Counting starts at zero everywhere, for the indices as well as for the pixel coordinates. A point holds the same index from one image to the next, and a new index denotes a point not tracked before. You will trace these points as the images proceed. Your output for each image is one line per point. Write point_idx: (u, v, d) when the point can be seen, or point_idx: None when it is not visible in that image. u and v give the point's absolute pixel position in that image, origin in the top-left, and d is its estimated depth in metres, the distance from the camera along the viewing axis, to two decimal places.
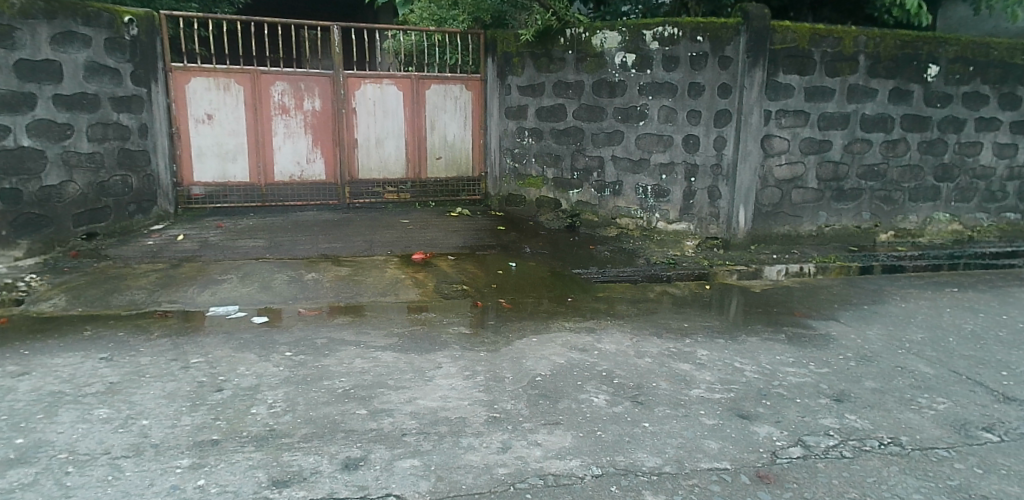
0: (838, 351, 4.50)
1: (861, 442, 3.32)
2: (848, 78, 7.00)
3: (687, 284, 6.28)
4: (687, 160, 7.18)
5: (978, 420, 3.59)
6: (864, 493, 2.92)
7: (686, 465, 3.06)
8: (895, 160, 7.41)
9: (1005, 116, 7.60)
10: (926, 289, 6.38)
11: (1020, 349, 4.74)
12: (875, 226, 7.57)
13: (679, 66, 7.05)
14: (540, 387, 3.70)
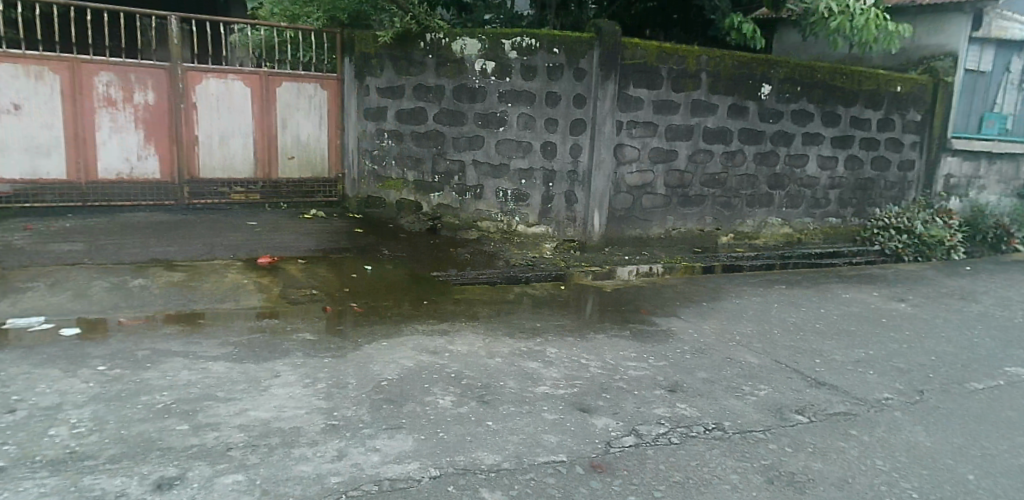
0: (676, 345, 4.75)
1: (688, 428, 3.50)
2: (691, 93, 7.47)
3: (543, 285, 6.39)
4: (545, 166, 7.22)
5: (791, 403, 3.90)
6: (687, 475, 3.08)
7: (525, 460, 3.09)
8: (734, 169, 7.97)
9: (826, 133, 8.40)
10: (759, 286, 6.89)
11: (832, 339, 5.23)
12: (717, 229, 8.08)
13: (536, 75, 7.05)
14: (384, 392, 3.62)
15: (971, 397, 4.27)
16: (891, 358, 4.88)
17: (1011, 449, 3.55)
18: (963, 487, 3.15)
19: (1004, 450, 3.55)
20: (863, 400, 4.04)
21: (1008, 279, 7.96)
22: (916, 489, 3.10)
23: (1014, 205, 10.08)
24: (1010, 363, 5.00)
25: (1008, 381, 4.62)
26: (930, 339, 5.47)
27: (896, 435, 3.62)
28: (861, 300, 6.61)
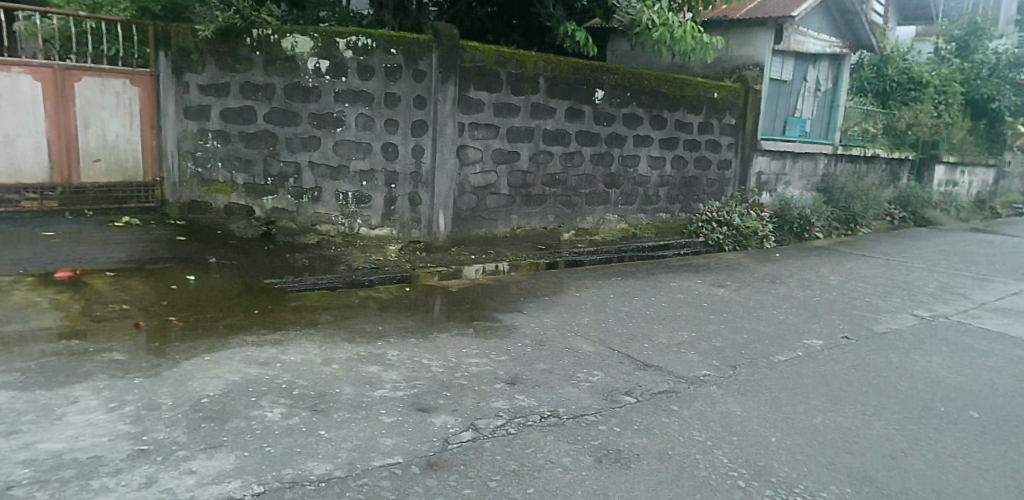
0: (518, 339, 4.81)
1: (525, 418, 3.55)
2: (531, 97, 7.62)
3: (388, 287, 6.24)
4: (387, 168, 7.03)
5: (621, 386, 4.08)
6: (522, 463, 3.12)
7: (359, 466, 2.98)
8: (573, 170, 8.24)
9: (655, 135, 8.92)
10: (596, 279, 7.17)
11: (661, 324, 5.54)
12: (559, 226, 8.30)
13: (374, 76, 6.85)
14: (204, 409, 3.35)
15: (777, 368, 4.69)
16: (710, 339, 5.25)
17: (805, 412, 3.98)
18: (766, 449, 3.48)
19: (800, 413, 3.96)
20: (684, 379, 4.32)
21: (809, 262, 8.87)
22: (727, 455, 3.37)
23: (814, 199, 11.40)
24: (809, 337, 5.56)
25: (807, 352, 5.14)
26: (744, 319, 5.96)
27: (711, 408, 3.91)
28: (687, 287, 7.07)
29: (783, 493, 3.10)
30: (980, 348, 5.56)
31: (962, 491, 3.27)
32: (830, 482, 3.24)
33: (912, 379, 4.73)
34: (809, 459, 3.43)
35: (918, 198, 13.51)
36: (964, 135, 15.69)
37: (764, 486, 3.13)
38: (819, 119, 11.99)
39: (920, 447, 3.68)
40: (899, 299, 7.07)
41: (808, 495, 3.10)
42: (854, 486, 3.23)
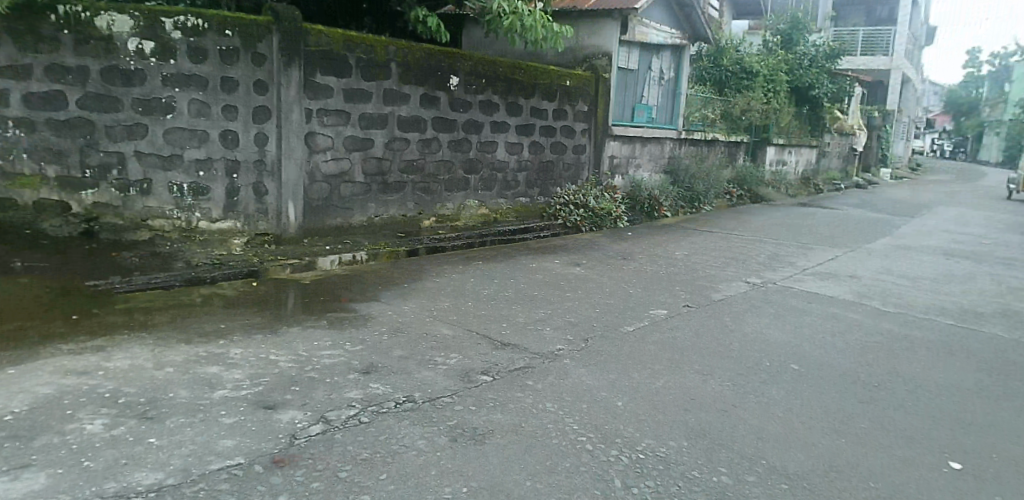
0: (374, 327, 4.70)
1: (379, 405, 3.48)
2: (382, 82, 7.44)
3: (234, 283, 5.89)
4: (227, 156, 6.54)
5: (478, 366, 4.10)
6: (375, 450, 3.07)
7: (194, 471, 2.80)
8: (431, 156, 8.12)
9: (511, 121, 9.00)
10: (454, 264, 7.17)
11: (519, 304, 5.63)
12: (420, 213, 8.16)
13: (207, 59, 6.29)
14: (9, 428, 3.00)
15: (625, 338, 4.92)
16: (564, 314, 5.40)
17: (651, 376, 4.23)
18: (613, 413, 3.67)
19: (646, 377, 4.20)
20: (539, 354, 4.41)
21: (655, 239, 9.36)
22: (577, 422, 3.52)
23: (661, 180, 11.91)
24: (655, 307, 5.87)
25: (653, 321, 5.42)
26: (596, 294, 6.18)
27: (564, 380, 4.04)
28: (544, 267, 7.23)
29: (628, 451, 3.30)
30: (802, 308, 6.12)
31: (784, 437, 3.64)
32: (670, 438, 3.48)
33: (744, 339, 5.12)
34: (652, 418, 3.67)
35: (753, 176, 14.60)
36: (790, 120, 17.16)
37: (611, 447, 3.32)
38: (662, 107, 12.42)
39: (748, 401, 4.04)
40: (735, 268, 7.62)
41: (650, 452, 3.33)
42: (690, 440, 3.49)
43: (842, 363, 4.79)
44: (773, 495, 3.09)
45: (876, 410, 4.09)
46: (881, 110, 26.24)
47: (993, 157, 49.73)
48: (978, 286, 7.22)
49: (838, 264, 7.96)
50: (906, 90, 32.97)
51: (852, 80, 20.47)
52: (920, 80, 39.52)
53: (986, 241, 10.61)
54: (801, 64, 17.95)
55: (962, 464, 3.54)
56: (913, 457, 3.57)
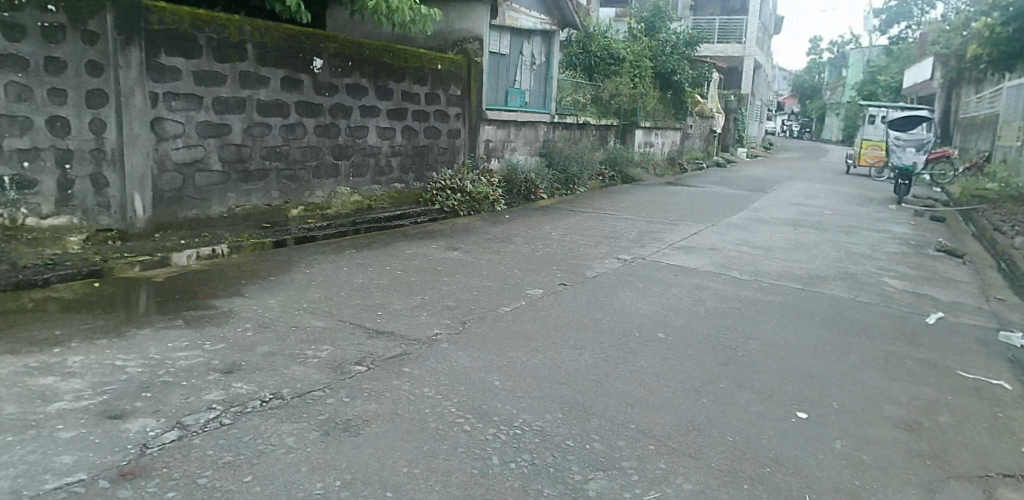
0: (237, 324, 4.45)
1: (243, 405, 3.30)
2: (237, 64, 7.04)
3: (71, 285, 5.39)
4: (57, 145, 5.82)
5: (352, 357, 3.98)
6: (238, 452, 2.92)
7: (25, 493, 2.56)
8: (296, 142, 7.79)
9: (382, 106, 8.79)
10: (326, 253, 6.93)
11: (394, 291, 5.52)
12: (286, 202, 7.82)
13: (27, 36, 5.56)
14: None
15: (502, 318, 4.94)
16: (442, 299, 5.35)
17: (528, 354, 4.28)
18: (491, 392, 3.68)
19: (523, 355, 4.24)
20: (416, 340, 4.34)
21: (531, 220, 9.48)
22: (454, 404, 3.50)
23: (537, 163, 12.07)
24: (530, 287, 5.94)
25: (529, 300, 5.48)
26: (473, 277, 6.18)
27: (442, 364, 3.99)
28: (420, 253, 7.13)
29: (505, 428, 3.32)
30: (669, 280, 6.40)
31: (653, 402, 3.80)
32: (545, 411, 3.54)
33: (615, 313, 5.29)
34: (528, 394, 3.71)
35: (624, 157, 15.07)
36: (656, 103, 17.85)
37: (488, 425, 3.33)
38: (536, 91, 12.50)
39: (620, 370, 4.18)
40: (607, 246, 7.84)
41: (526, 426, 3.37)
42: (564, 411, 3.57)
43: (705, 330, 5.05)
44: (643, 457, 3.22)
45: (734, 370, 4.36)
46: (737, 94, 27.89)
47: (834, 136, 54.21)
48: (822, 252, 7.84)
49: (701, 238, 8.39)
50: (758, 76, 35.21)
51: (709, 66, 21.57)
52: (770, 66, 42.42)
53: (828, 211, 11.53)
54: (663, 52, 18.83)
55: (808, 413, 3.89)
56: (766, 411, 3.86)
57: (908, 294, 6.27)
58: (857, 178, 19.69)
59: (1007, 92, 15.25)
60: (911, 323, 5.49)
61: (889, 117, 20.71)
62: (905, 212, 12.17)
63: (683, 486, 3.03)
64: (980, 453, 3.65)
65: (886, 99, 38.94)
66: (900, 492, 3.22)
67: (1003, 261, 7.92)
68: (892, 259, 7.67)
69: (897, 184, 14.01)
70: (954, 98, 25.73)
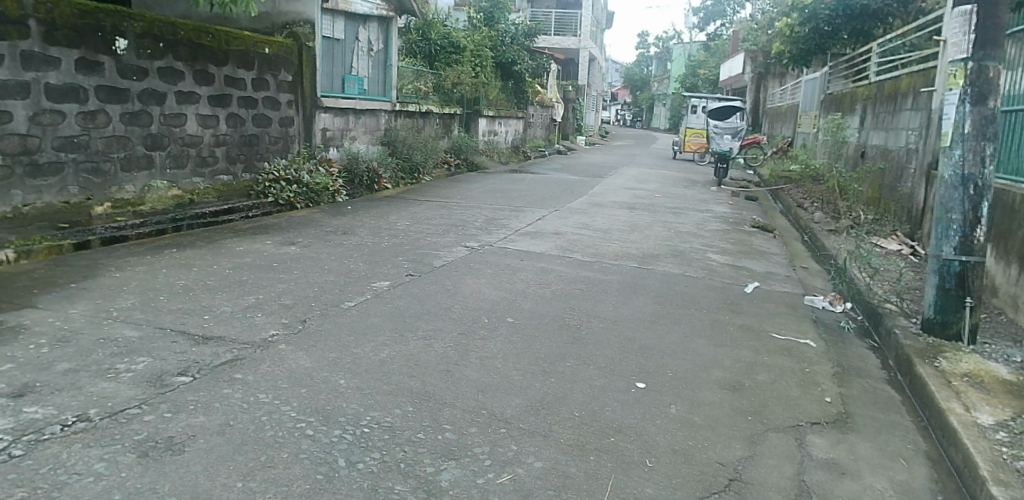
0: (29, 340, 4.00)
1: (39, 432, 3.01)
2: (18, 43, 6.22)
3: None
4: None
5: (173, 368, 3.73)
6: (34, 486, 2.65)
7: None
8: (96, 131, 7.05)
9: (200, 91, 8.24)
10: (144, 254, 6.39)
11: (221, 293, 5.20)
12: (89, 199, 7.04)
13: None
14: None
15: (346, 314, 4.82)
16: (279, 298, 5.12)
17: (373, 349, 4.21)
18: (334, 392, 3.59)
19: (368, 351, 4.17)
20: (249, 343, 4.14)
21: (375, 211, 9.29)
22: (294, 408, 3.38)
23: (380, 151, 11.82)
24: (376, 279, 5.83)
25: (374, 293, 5.38)
26: (313, 272, 5.96)
27: (279, 366, 3.84)
28: (253, 250, 6.76)
29: (351, 427, 3.25)
30: (515, 265, 6.52)
31: (502, 386, 3.86)
32: (394, 405, 3.50)
33: (462, 301, 5.32)
34: (375, 390, 3.66)
35: (469, 145, 15.08)
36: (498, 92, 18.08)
37: (332, 427, 3.24)
38: (375, 78, 12.20)
39: (470, 358, 4.21)
40: (454, 234, 7.85)
41: (376, 423, 3.31)
42: (415, 403, 3.55)
43: (550, 312, 5.21)
44: (494, 441, 3.27)
45: (578, 348, 4.54)
46: (573, 84, 28.88)
47: (662, 124, 57.75)
48: (655, 233, 8.33)
49: (544, 223, 8.63)
50: (592, 67, 36.69)
51: (547, 57, 22.21)
52: (603, 58, 44.34)
53: (658, 194, 12.28)
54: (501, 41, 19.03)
55: (646, 383, 4.13)
56: (609, 384, 4.06)
57: (729, 267, 6.83)
58: (684, 163, 21.10)
59: (805, 84, 16.99)
60: (733, 294, 5.99)
61: (709, 107, 22.36)
62: (724, 192, 13.24)
63: (534, 465, 3.12)
64: (794, 406, 4.07)
65: (705, 89, 42.00)
66: (729, 447, 3.51)
67: (806, 235, 8.84)
68: (715, 236, 8.31)
69: (717, 168, 15.18)
70: (762, 89, 28.26)
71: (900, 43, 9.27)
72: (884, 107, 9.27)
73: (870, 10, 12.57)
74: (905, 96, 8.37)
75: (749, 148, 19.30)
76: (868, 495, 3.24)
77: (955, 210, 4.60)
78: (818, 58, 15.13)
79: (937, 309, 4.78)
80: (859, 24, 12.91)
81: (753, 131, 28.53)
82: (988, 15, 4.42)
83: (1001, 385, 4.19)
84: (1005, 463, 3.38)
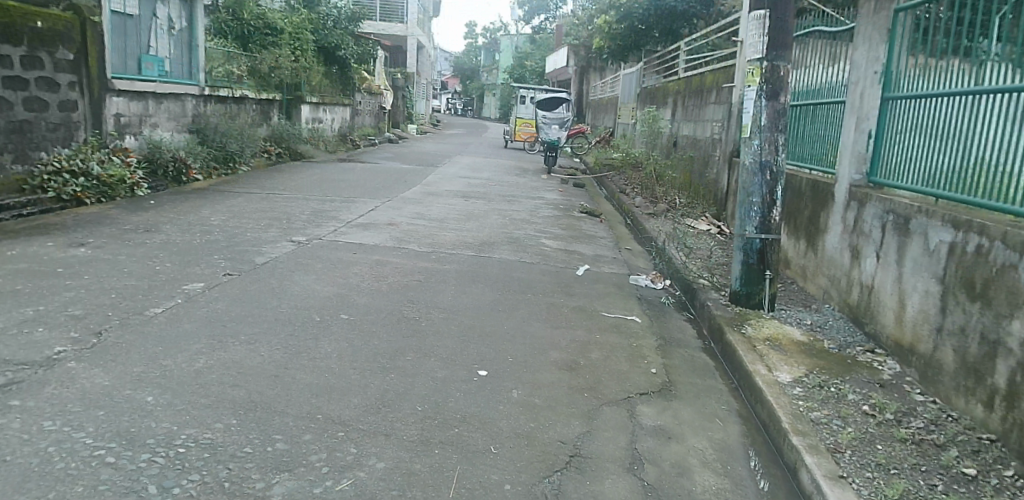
0: None
1: None
2: None
3: None
4: None
5: None
6: None
7: None
8: None
9: None
10: None
11: None
12: None
13: None
14: None
15: (150, 322, 4.48)
16: (66, 308, 4.63)
17: (187, 360, 3.95)
18: (140, 412, 3.34)
19: (180, 362, 3.91)
20: (28, 364, 3.73)
21: (188, 205, 8.61)
22: (90, 435, 3.10)
23: (187, 140, 10.98)
24: (189, 281, 5.43)
25: (187, 297, 5.02)
26: (111, 276, 5.42)
27: (69, 387, 3.52)
28: (33, 253, 6.02)
29: (164, 449, 3.04)
30: (348, 259, 6.36)
31: (337, 388, 3.79)
32: (216, 420, 3.32)
33: (290, 300, 5.12)
34: (190, 405, 3.45)
35: (290, 133, 14.52)
36: (320, 78, 17.50)
37: (141, 451, 3.01)
38: (181, 60, 11.24)
39: (301, 361, 4.08)
40: (278, 228, 7.49)
41: (192, 441, 3.13)
42: (240, 415, 3.40)
43: (384, 305, 5.16)
44: (331, 446, 3.21)
45: (417, 341, 4.55)
46: (401, 71, 28.49)
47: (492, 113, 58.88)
48: (490, 220, 8.50)
49: (377, 214, 8.49)
50: (421, 54, 36.36)
51: (375, 42, 21.89)
52: (432, 45, 44.36)
53: (491, 182, 12.50)
54: (324, 25, 18.22)
55: (488, 370, 4.23)
56: (451, 375, 4.12)
57: (562, 251, 7.15)
58: (515, 152, 21.62)
59: (622, 77, 18.00)
60: (565, 277, 6.28)
61: (537, 98, 23.06)
62: (555, 179, 13.81)
63: (377, 466, 3.09)
64: (624, 380, 4.36)
65: (533, 79, 43.54)
66: (568, 425, 3.70)
67: (629, 218, 9.50)
68: (547, 222, 8.64)
69: (546, 156, 15.73)
70: (586, 82, 29.58)
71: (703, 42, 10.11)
72: (692, 101, 10.10)
73: (679, 11, 13.63)
74: (709, 91, 9.18)
75: (575, 138, 20.15)
76: (692, 456, 3.57)
77: (755, 193, 5.15)
78: (634, 53, 16.10)
79: (742, 281, 5.34)
80: (669, 23, 13.92)
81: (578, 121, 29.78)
82: (779, 19, 4.97)
83: (796, 346, 4.76)
84: (803, 415, 3.83)
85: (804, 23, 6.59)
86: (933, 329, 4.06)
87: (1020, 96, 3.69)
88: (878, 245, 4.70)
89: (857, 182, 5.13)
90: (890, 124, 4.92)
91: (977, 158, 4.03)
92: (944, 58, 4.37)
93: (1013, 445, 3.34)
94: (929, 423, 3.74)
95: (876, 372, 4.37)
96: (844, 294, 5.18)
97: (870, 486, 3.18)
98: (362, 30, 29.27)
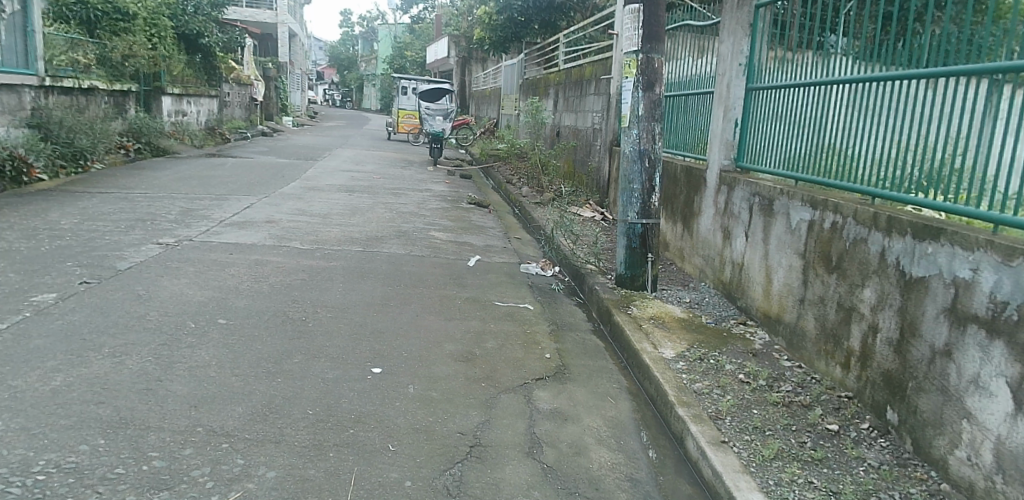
0: None
1: None
2: None
3: None
4: None
5: None
6: None
7: None
8: None
9: None
10: None
11: None
12: None
13: None
14: None
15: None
16: None
17: (41, 379, 3.60)
18: None
19: (33, 382, 3.56)
20: None
21: (31, 207, 7.81)
22: None
23: (25, 135, 9.89)
24: (39, 292, 4.94)
25: (35, 311, 4.55)
26: None
27: None
28: None
29: (20, 479, 2.78)
30: (223, 261, 6.04)
31: (218, 397, 3.57)
32: (80, 442, 3.06)
33: (160, 307, 4.79)
34: (49, 427, 3.16)
35: (150, 127, 13.52)
36: (181, 67, 16.52)
37: None
38: (15, 47, 10.09)
39: (175, 371, 3.82)
40: (141, 230, 6.97)
41: (53, 467, 2.87)
42: (107, 435, 3.13)
43: (269, 307, 4.97)
44: (215, 459, 3.02)
45: (306, 342, 4.39)
46: (271, 61, 27.28)
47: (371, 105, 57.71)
48: (376, 214, 8.36)
49: (253, 211, 8.11)
50: (292, 43, 35.05)
51: (240, 30, 21.13)
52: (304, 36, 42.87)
53: (376, 176, 12.27)
54: (183, 10, 17.05)
55: (381, 368, 4.13)
56: (344, 375, 3.98)
57: (451, 243, 7.19)
58: (399, 144, 21.25)
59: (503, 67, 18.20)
60: (456, 269, 6.31)
61: (418, 89, 22.76)
62: (441, 171, 13.79)
63: (267, 476, 2.95)
64: (519, 366, 4.39)
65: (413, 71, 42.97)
66: (466, 416, 3.66)
67: (516, 209, 9.73)
68: (436, 215, 8.63)
69: (431, 148, 15.60)
70: (468, 73, 29.52)
71: (582, 35, 10.37)
72: (572, 91, 10.40)
73: (556, 4, 13.88)
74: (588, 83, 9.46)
75: (459, 129, 20.07)
76: (587, 435, 3.63)
77: (636, 181, 5.40)
78: (514, 45, 16.27)
79: (627, 265, 5.60)
80: (548, 16, 14.28)
81: (461, 113, 29.64)
82: (652, 13, 5.21)
83: (677, 322, 5.02)
84: (686, 387, 4.00)
85: (674, 16, 7.02)
86: (796, 300, 4.41)
87: (864, 86, 4.07)
88: (746, 225, 5.06)
89: (726, 166, 5.51)
90: (755, 111, 5.32)
91: (828, 144, 4.42)
92: (799, 51, 4.77)
93: (867, 400, 3.68)
94: (796, 386, 4.03)
95: (749, 343, 4.67)
96: (717, 272, 5.56)
97: (749, 448, 3.38)
98: (227, 17, 27.76)
